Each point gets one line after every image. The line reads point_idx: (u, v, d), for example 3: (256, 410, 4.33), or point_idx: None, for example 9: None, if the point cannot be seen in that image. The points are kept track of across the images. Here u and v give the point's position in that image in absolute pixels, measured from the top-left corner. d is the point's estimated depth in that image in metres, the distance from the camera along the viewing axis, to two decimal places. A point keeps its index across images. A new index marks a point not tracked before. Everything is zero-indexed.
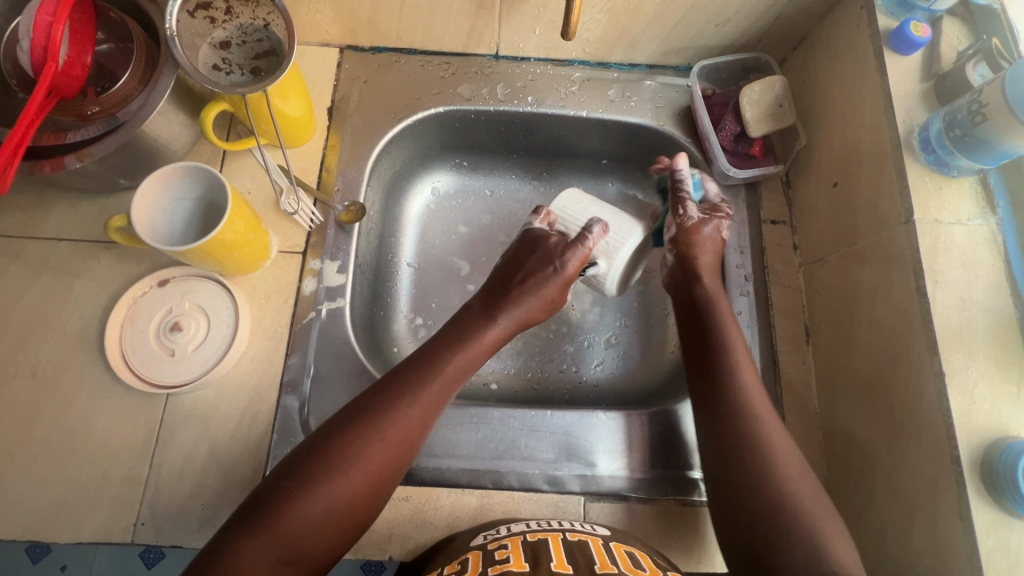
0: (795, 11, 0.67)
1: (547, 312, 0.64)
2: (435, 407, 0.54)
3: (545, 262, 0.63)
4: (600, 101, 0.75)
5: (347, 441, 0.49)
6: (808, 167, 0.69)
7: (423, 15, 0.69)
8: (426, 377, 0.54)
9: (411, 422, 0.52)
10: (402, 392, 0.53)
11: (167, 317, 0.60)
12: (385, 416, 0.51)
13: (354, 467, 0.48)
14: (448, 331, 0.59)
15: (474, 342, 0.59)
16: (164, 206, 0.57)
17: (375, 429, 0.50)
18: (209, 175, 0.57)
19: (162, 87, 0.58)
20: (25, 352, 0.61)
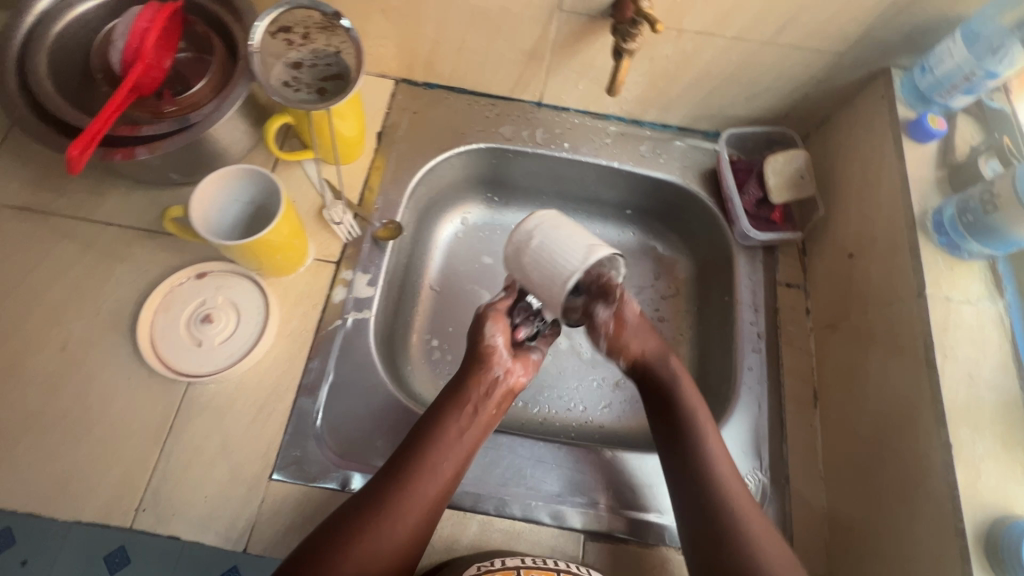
0: (821, 94, 0.72)
1: (500, 404, 0.59)
2: (408, 524, 0.50)
3: (494, 341, 0.59)
4: (631, 155, 0.80)
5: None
6: (825, 237, 0.72)
7: (477, 60, 0.74)
8: (402, 481, 0.52)
9: (378, 546, 0.49)
10: (376, 503, 0.50)
11: (200, 308, 0.63)
12: (355, 533, 0.49)
13: None
14: (416, 430, 0.56)
15: (441, 438, 0.54)
16: (224, 195, 0.60)
17: (340, 554, 0.48)
18: (266, 181, 0.60)
19: (234, 97, 0.61)
20: (58, 326, 0.63)
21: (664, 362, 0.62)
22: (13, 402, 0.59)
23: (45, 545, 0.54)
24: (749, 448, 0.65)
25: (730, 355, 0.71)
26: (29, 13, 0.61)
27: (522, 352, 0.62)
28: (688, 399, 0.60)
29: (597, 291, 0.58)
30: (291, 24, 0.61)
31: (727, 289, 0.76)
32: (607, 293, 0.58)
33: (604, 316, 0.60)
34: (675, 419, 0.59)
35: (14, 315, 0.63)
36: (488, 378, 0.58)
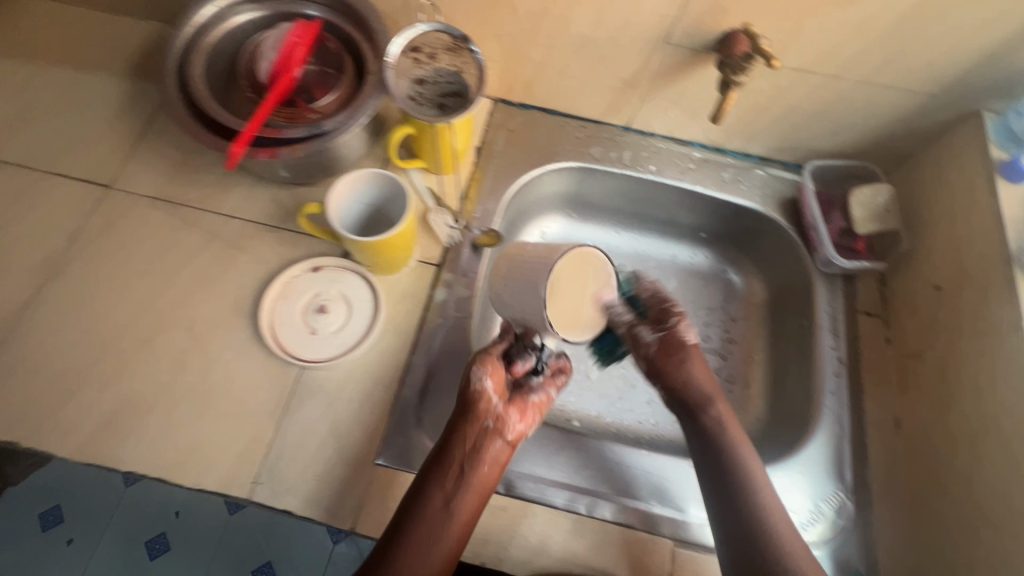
0: (908, 132, 0.75)
1: (497, 454, 0.58)
2: None
3: (484, 391, 0.58)
4: (714, 180, 0.84)
5: None
6: (909, 269, 0.74)
7: (576, 85, 0.79)
8: (404, 546, 0.52)
9: None
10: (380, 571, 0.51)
11: (316, 299, 0.68)
12: None
13: None
14: (413, 489, 0.56)
15: (438, 495, 0.54)
16: (366, 192, 0.66)
17: None
18: (392, 186, 0.65)
19: (366, 109, 0.66)
20: (186, 307, 0.68)
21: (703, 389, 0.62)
22: (146, 374, 0.64)
23: (89, 526, 0.58)
24: (833, 470, 0.66)
25: (810, 378, 0.73)
26: (189, 24, 0.68)
27: (517, 398, 0.60)
28: (718, 421, 0.61)
29: (657, 308, 0.63)
30: (422, 45, 0.67)
31: (805, 314, 0.78)
32: (666, 313, 0.63)
33: (649, 336, 0.60)
34: (706, 450, 0.60)
35: (147, 294, 0.68)
36: (481, 429, 0.57)
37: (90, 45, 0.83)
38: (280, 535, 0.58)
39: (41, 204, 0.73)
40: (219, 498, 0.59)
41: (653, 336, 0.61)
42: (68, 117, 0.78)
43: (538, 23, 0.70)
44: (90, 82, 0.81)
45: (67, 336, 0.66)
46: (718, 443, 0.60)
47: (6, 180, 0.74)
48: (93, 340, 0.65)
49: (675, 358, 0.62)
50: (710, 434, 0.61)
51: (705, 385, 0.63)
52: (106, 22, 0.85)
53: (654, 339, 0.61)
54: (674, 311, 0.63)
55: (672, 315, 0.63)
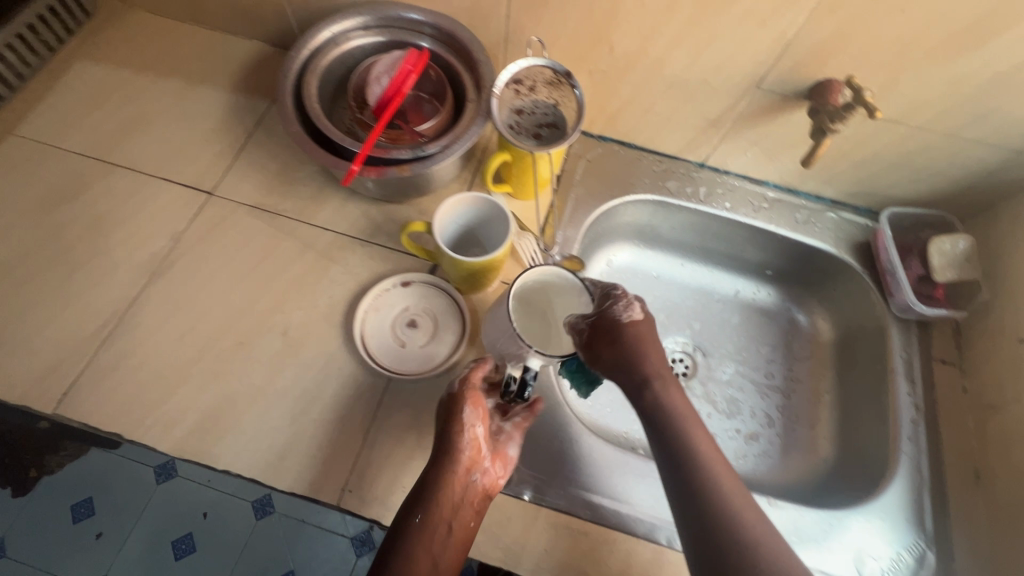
0: (989, 185, 0.76)
1: (477, 502, 0.58)
2: None
3: (467, 437, 0.58)
4: (787, 221, 0.85)
5: None
6: (989, 320, 0.74)
7: (658, 122, 0.82)
8: None
9: None
10: None
11: (406, 314, 0.70)
12: None
13: None
14: (390, 537, 0.56)
15: (417, 544, 0.55)
16: (479, 218, 0.69)
17: None
18: (494, 213, 0.68)
19: (470, 135, 0.69)
20: (281, 313, 0.71)
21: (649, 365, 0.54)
22: (242, 375, 0.66)
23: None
24: (912, 518, 0.65)
25: (886, 423, 0.73)
26: (305, 47, 0.72)
27: (499, 447, 0.61)
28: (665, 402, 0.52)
29: (603, 296, 0.59)
30: (523, 78, 0.70)
31: (879, 358, 0.78)
32: (610, 297, 0.58)
33: (580, 321, 0.57)
34: (658, 435, 0.52)
35: (244, 298, 0.71)
36: (463, 474, 0.58)
37: (198, 61, 0.88)
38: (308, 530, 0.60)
39: (148, 206, 0.77)
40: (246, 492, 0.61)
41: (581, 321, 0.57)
42: (175, 126, 0.83)
43: (633, 63, 0.74)
44: (196, 93, 0.86)
45: (169, 334, 0.68)
46: (668, 423, 0.51)
47: (117, 182, 0.78)
48: (194, 339, 0.68)
49: (609, 339, 0.55)
50: (657, 418, 0.52)
51: (650, 357, 0.54)
52: (215, 40, 0.90)
53: (585, 325, 0.57)
54: (616, 293, 0.59)
55: (616, 297, 0.58)
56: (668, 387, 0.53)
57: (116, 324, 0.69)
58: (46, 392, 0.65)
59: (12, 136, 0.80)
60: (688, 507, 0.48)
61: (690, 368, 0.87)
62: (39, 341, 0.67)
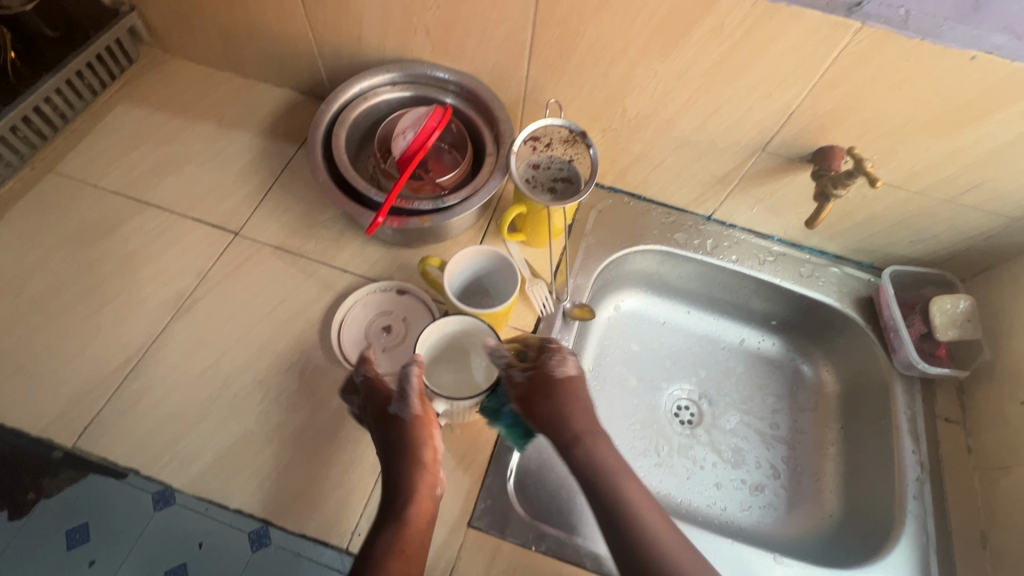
0: (988, 247, 0.78)
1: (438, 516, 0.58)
2: None
3: (433, 452, 0.59)
4: (792, 274, 0.88)
5: None
6: (992, 380, 0.75)
7: (667, 177, 0.86)
8: None
9: None
10: None
11: (386, 319, 0.75)
12: None
13: None
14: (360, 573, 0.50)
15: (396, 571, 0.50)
16: (500, 279, 0.72)
17: None
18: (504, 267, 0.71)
19: (490, 187, 0.73)
20: (300, 353, 0.73)
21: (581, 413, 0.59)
22: (260, 414, 0.68)
23: (119, 547, 0.60)
24: None
25: (891, 481, 0.73)
26: (335, 101, 0.76)
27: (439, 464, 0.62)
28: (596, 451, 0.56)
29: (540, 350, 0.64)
30: (540, 135, 0.75)
31: (883, 413, 0.79)
32: (546, 351, 0.63)
33: (518, 373, 0.62)
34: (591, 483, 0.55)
35: (265, 337, 0.74)
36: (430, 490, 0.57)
37: (232, 107, 0.93)
38: (306, 570, 0.60)
39: (176, 244, 0.80)
40: (245, 527, 0.62)
41: (519, 374, 0.61)
42: (206, 168, 0.87)
43: (645, 123, 0.78)
44: (228, 138, 0.91)
45: (191, 370, 0.70)
46: (599, 472, 0.55)
47: (149, 220, 0.82)
48: (214, 376, 0.70)
49: (542, 390, 0.60)
50: (589, 470, 0.55)
51: (582, 404, 0.60)
52: (247, 87, 0.96)
53: (522, 377, 0.61)
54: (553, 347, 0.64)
55: (554, 350, 0.63)
56: (595, 437, 0.57)
57: (140, 359, 0.71)
58: (69, 425, 0.67)
59: (53, 175, 0.84)
60: (623, 550, 0.51)
61: (696, 417, 0.89)
62: (64, 375, 0.69)
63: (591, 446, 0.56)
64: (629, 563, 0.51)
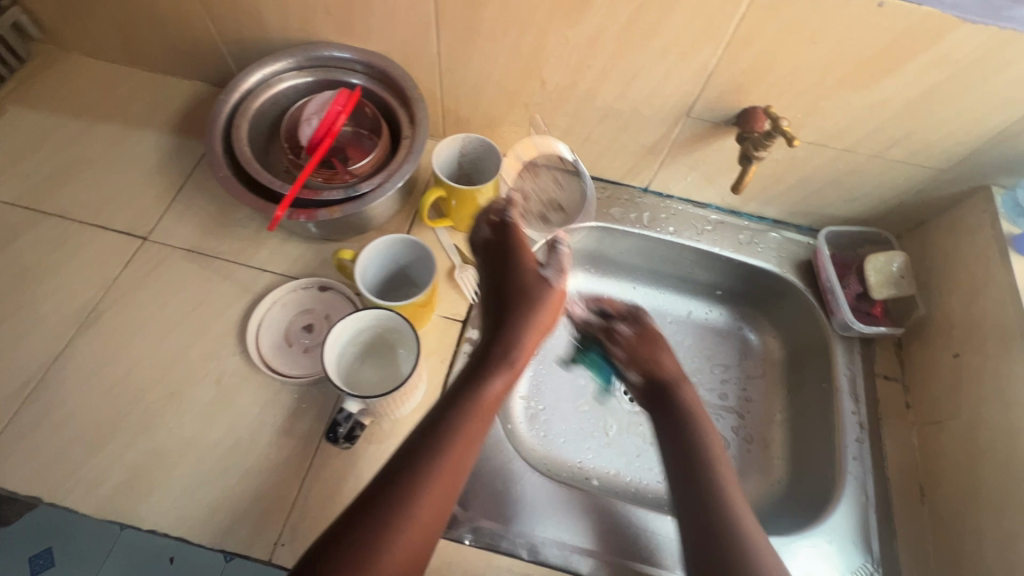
0: (920, 202, 0.77)
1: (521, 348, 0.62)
2: (438, 523, 0.47)
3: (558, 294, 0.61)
4: (731, 242, 0.86)
5: (361, 557, 0.43)
6: (926, 335, 0.75)
7: (598, 150, 0.83)
8: (443, 450, 0.49)
9: (421, 527, 0.46)
10: (423, 473, 0.47)
11: (308, 318, 0.71)
12: (386, 532, 0.44)
13: (381, 572, 0.43)
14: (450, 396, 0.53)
15: (478, 403, 0.52)
16: (416, 267, 0.69)
17: (376, 540, 0.44)
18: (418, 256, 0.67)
19: (402, 173, 0.69)
20: (215, 360, 0.69)
21: (675, 369, 0.64)
22: (172, 429, 0.64)
23: None
24: (858, 541, 0.65)
25: (833, 444, 0.73)
26: (235, 90, 0.71)
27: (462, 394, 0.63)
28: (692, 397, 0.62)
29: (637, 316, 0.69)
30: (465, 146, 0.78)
31: (825, 376, 0.79)
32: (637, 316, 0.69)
33: (625, 330, 0.68)
34: (670, 405, 0.62)
35: (176, 347, 0.69)
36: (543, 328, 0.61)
37: (136, 104, 0.87)
38: None
39: (79, 254, 0.75)
40: (170, 545, 0.58)
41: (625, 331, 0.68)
42: (110, 171, 0.82)
43: (566, 95, 0.74)
44: (133, 137, 0.85)
45: (97, 387, 0.66)
46: (679, 411, 0.61)
47: (48, 230, 0.76)
48: (123, 390, 0.66)
49: (645, 345, 0.66)
50: (689, 409, 0.61)
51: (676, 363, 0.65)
52: (152, 81, 0.89)
53: (629, 331, 0.68)
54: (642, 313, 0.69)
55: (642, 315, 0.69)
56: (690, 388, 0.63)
57: (40, 380, 0.66)
58: None
59: None
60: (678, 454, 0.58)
61: None
62: None
63: (700, 415, 0.61)
64: (698, 485, 0.55)
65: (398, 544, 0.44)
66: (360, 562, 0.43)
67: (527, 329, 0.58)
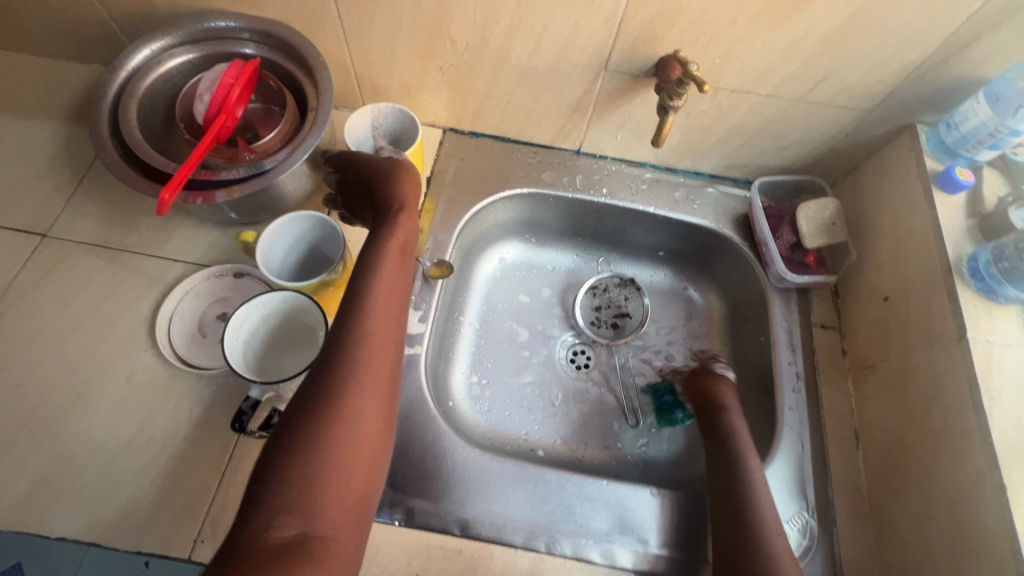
0: (850, 146, 0.76)
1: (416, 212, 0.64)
2: (389, 339, 0.53)
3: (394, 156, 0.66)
4: (666, 201, 0.84)
5: (327, 388, 0.48)
6: (859, 281, 0.74)
7: (522, 112, 0.80)
8: (369, 285, 0.55)
9: (375, 346, 0.51)
10: (356, 307, 0.53)
11: (223, 306, 0.68)
12: (342, 358, 0.49)
13: (356, 392, 0.48)
14: (363, 255, 0.58)
15: (388, 245, 0.59)
16: (326, 247, 0.65)
17: (338, 368, 0.49)
18: (326, 233, 0.64)
19: (305, 147, 0.65)
20: (125, 358, 0.65)
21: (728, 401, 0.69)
22: (81, 431, 0.61)
23: None
24: (794, 489, 0.65)
25: (771, 396, 0.72)
26: (121, 69, 0.66)
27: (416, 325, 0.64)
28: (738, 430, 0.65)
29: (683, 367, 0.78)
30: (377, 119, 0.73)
31: (763, 330, 0.78)
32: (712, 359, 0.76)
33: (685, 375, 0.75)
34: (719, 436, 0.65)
35: (83, 347, 0.66)
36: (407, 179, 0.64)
37: (29, 92, 0.82)
38: None
39: None
40: (82, 551, 0.56)
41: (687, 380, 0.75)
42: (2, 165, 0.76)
43: (478, 54, 0.71)
44: (27, 128, 0.79)
45: None
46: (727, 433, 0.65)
47: None
48: (27, 395, 0.63)
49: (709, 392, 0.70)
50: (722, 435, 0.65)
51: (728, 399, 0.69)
52: (45, 67, 0.83)
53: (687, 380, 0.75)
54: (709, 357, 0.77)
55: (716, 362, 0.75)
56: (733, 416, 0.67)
57: None
58: None
59: None
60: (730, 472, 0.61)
61: (591, 360, 0.86)
62: None
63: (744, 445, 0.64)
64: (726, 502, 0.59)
65: (362, 365, 0.50)
66: (327, 391, 0.47)
67: (394, 187, 0.63)
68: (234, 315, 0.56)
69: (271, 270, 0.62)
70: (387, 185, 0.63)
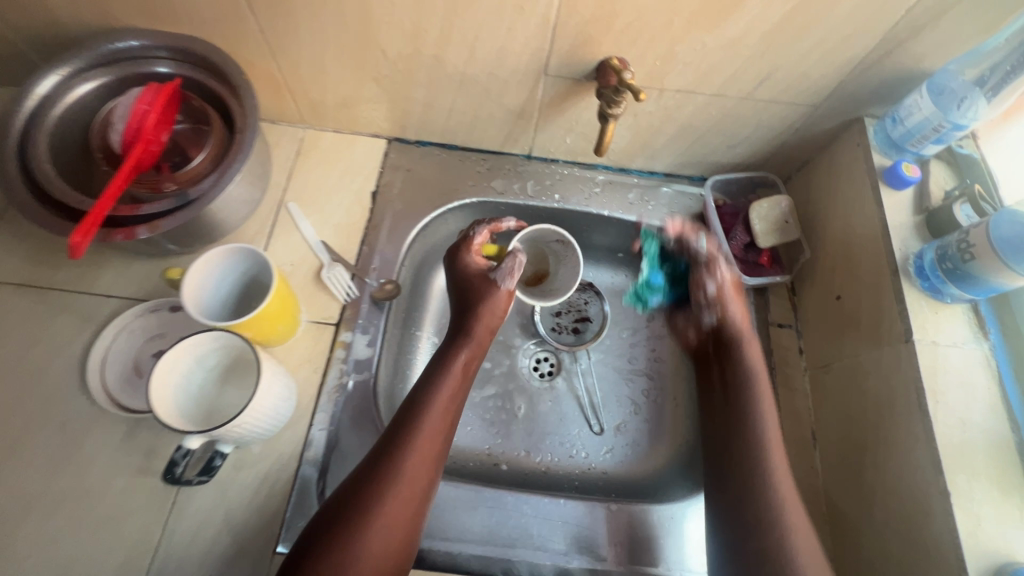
0: (801, 141, 0.74)
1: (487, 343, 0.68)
2: (433, 464, 0.56)
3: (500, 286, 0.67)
4: (620, 203, 0.82)
5: (368, 500, 0.52)
6: (812, 278, 0.74)
7: (466, 120, 0.77)
8: (427, 406, 0.59)
9: (419, 467, 0.55)
10: (412, 427, 0.57)
11: (158, 342, 0.65)
12: (389, 477, 0.53)
13: (388, 508, 0.52)
14: (427, 372, 0.63)
15: (450, 369, 0.62)
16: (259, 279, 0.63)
17: (386, 485, 0.53)
18: (258, 264, 0.61)
19: (231, 173, 0.62)
20: (57, 404, 0.62)
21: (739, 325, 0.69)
22: (13, 485, 0.59)
23: None
24: None
25: None
26: (28, 97, 0.62)
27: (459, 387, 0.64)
28: (751, 357, 0.67)
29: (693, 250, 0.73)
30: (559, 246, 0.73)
31: None
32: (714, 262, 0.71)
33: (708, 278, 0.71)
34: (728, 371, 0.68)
35: (11, 396, 0.63)
36: (497, 309, 0.67)
37: None
38: None
39: None
40: None
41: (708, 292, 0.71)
42: None
43: (411, 63, 0.67)
44: None
45: None
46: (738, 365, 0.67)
47: None
48: None
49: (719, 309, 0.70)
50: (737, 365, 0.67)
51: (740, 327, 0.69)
52: None
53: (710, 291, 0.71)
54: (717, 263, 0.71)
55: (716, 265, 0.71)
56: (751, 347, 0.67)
57: None
58: None
59: None
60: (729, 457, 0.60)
61: (555, 367, 0.85)
62: None
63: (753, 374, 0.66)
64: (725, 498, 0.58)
65: (404, 484, 0.53)
66: (370, 505, 0.51)
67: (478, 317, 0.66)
68: (162, 359, 0.53)
69: (202, 307, 0.59)
70: (478, 310, 0.66)
